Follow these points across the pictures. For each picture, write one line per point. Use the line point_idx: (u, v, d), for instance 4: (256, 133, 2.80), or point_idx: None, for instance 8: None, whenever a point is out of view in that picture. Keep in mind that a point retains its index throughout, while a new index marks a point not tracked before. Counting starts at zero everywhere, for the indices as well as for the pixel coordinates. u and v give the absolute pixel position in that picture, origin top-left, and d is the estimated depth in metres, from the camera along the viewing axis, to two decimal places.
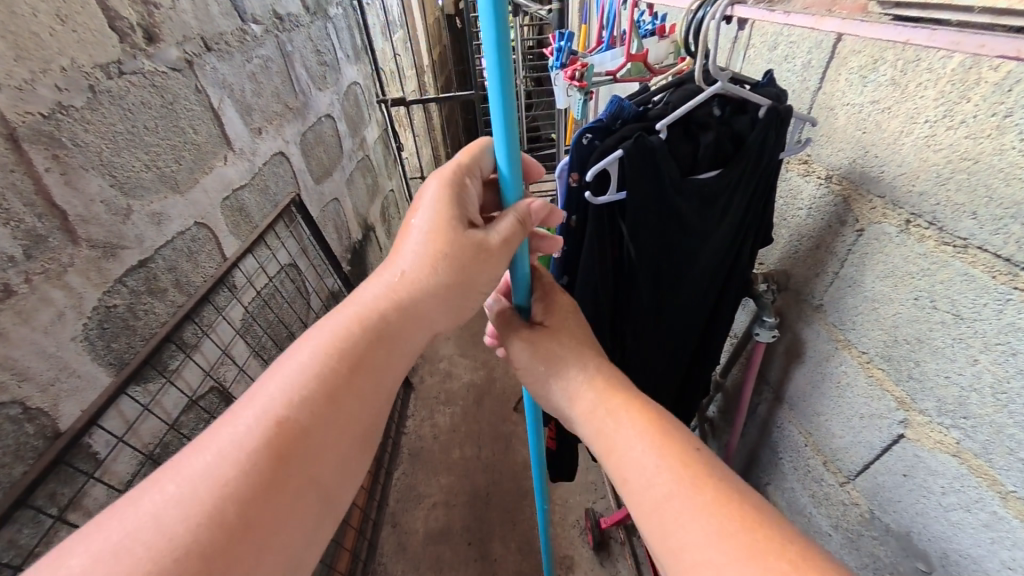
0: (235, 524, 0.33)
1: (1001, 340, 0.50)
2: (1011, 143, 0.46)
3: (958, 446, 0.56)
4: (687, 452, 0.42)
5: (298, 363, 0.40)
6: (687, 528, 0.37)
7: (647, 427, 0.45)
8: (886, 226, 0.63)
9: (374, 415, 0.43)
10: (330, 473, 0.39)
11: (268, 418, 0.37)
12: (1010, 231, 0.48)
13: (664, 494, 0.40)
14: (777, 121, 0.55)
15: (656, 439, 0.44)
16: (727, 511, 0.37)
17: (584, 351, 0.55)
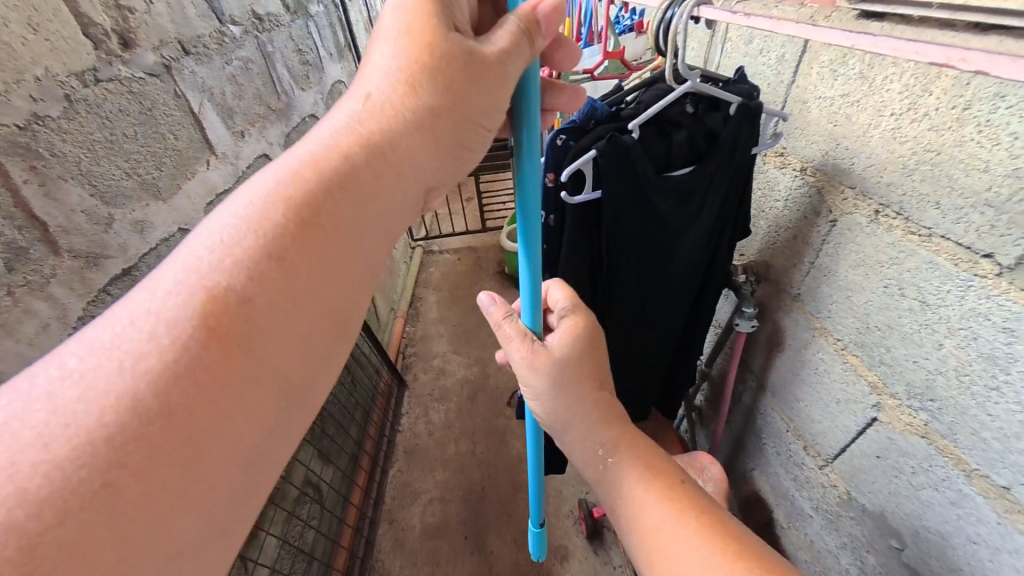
0: (156, 405, 0.27)
1: (963, 325, 0.52)
2: (970, 135, 0.48)
3: (927, 427, 0.58)
4: (679, 492, 0.44)
5: (231, 227, 0.34)
6: (680, 548, 0.40)
7: (643, 468, 0.47)
8: (858, 216, 0.64)
9: (344, 281, 0.36)
10: (290, 350, 0.33)
11: (192, 288, 0.31)
12: (970, 220, 0.50)
13: (658, 525, 0.42)
14: (749, 117, 0.56)
15: (654, 483, 0.45)
16: (719, 544, 0.39)
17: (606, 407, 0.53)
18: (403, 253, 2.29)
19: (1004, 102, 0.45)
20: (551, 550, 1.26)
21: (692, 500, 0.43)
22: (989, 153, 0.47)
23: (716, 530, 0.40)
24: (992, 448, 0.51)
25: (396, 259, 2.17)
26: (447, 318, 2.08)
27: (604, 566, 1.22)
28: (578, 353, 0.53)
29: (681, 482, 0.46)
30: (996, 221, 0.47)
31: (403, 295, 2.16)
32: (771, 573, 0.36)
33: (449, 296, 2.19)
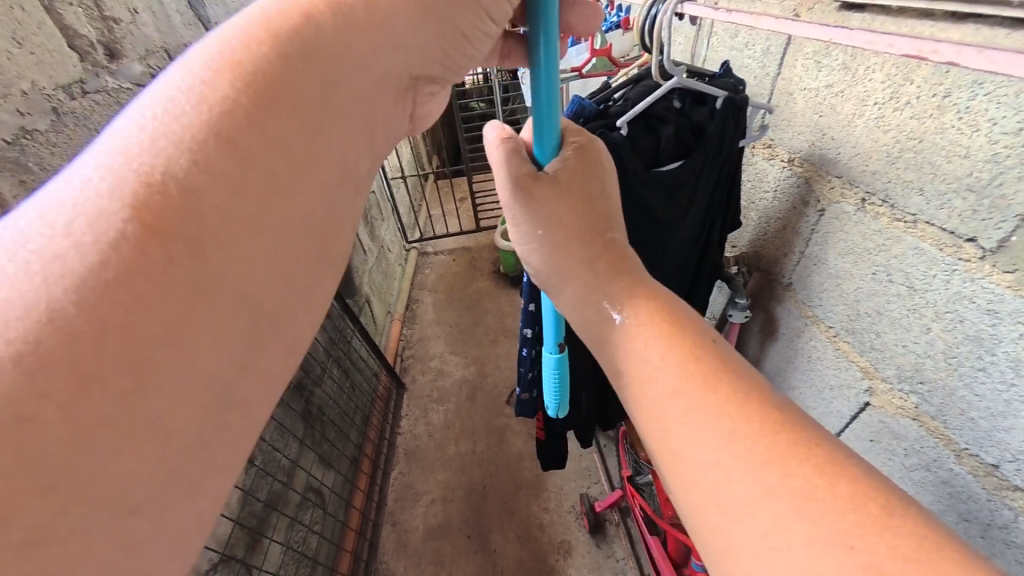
0: (83, 320, 0.21)
1: (950, 308, 0.53)
2: (951, 122, 0.49)
3: (917, 410, 0.60)
4: (703, 360, 0.33)
5: (160, 107, 0.26)
6: (700, 422, 0.30)
7: (659, 326, 0.37)
8: (845, 205, 0.65)
9: (313, 177, 0.30)
10: (253, 256, 0.26)
11: (120, 178, 0.24)
12: (953, 206, 0.51)
13: (670, 394, 0.32)
14: (735, 110, 0.57)
15: (668, 345, 0.35)
16: (750, 413, 0.29)
17: (600, 233, 0.45)
18: (397, 255, 2.29)
19: (981, 90, 0.46)
20: (553, 546, 1.27)
21: (736, 387, 0.31)
22: (969, 139, 0.48)
23: (749, 405, 0.30)
24: (979, 427, 0.52)
25: (390, 261, 2.17)
26: (443, 319, 2.08)
27: (607, 559, 1.23)
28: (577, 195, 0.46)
29: (710, 347, 0.35)
30: (977, 205, 0.49)
31: (399, 297, 2.16)
32: (817, 449, 0.27)
33: (444, 297, 2.19)
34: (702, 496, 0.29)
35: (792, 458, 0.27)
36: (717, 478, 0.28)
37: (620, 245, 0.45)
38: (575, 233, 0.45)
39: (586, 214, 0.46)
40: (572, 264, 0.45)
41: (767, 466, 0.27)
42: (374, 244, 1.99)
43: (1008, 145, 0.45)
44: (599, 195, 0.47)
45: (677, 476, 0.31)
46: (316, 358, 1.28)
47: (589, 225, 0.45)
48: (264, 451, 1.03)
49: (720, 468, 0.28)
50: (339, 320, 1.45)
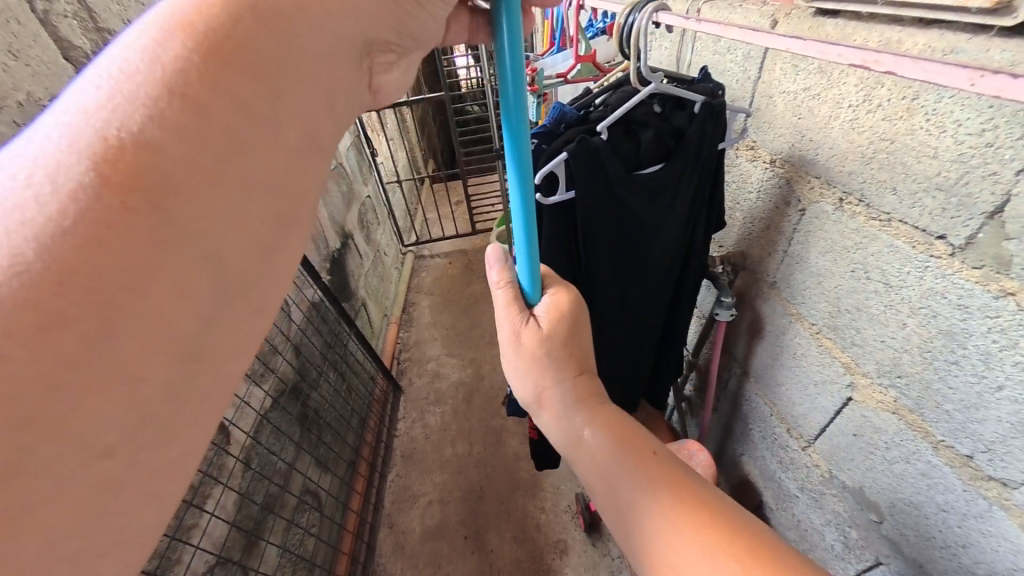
0: (42, 269, 0.23)
1: (924, 304, 0.55)
2: (920, 124, 0.51)
3: (897, 404, 0.61)
4: (652, 466, 0.43)
5: (117, 66, 0.27)
6: (652, 515, 0.40)
7: (613, 436, 0.47)
8: (824, 204, 0.67)
9: (272, 142, 0.31)
10: (211, 212, 0.28)
11: (80, 133, 0.26)
12: (924, 204, 0.52)
13: (632, 498, 0.42)
14: (713, 114, 0.59)
15: (625, 459, 0.44)
16: (685, 504, 0.39)
17: (581, 372, 0.54)
18: (393, 259, 2.30)
19: (946, 92, 0.47)
20: (550, 545, 1.28)
21: (664, 467, 0.43)
22: (938, 140, 0.49)
23: (686, 498, 0.39)
24: (954, 419, 0.54)
25: (386, 265, 2.19)
26: (440, 321, 2.09)
27: (602, 558, 1.24)
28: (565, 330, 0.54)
29: (653, 455, 0.44)
30: (946, 204, 0.50)
31: (396, 300, 2.17)
32: (736, 534, 0.36)
33: (441, 300, 2.21)
34: (664, 574, 0.38)
35: (719, 540, 0.36)
36: (668, 563, 0.37)
37: (595, 384, 0.53)
38: (561, 377, 0.52)
39: (570, 356, 0.53)
40: (557, 396, 0.52)
41: (701, 551, 0.36)
42: (370, 248, 2.01)
43: (973, 146, 0.46)
44: (582, 347, 0.55)
45: (648, 562, 0.40)
46: (312, 362, 1.30)
47: (573, 366, 0.53)
48: (260, 454, 1.04)
49: (669, 550, 0.38)
50: (335, 324, 1.46)
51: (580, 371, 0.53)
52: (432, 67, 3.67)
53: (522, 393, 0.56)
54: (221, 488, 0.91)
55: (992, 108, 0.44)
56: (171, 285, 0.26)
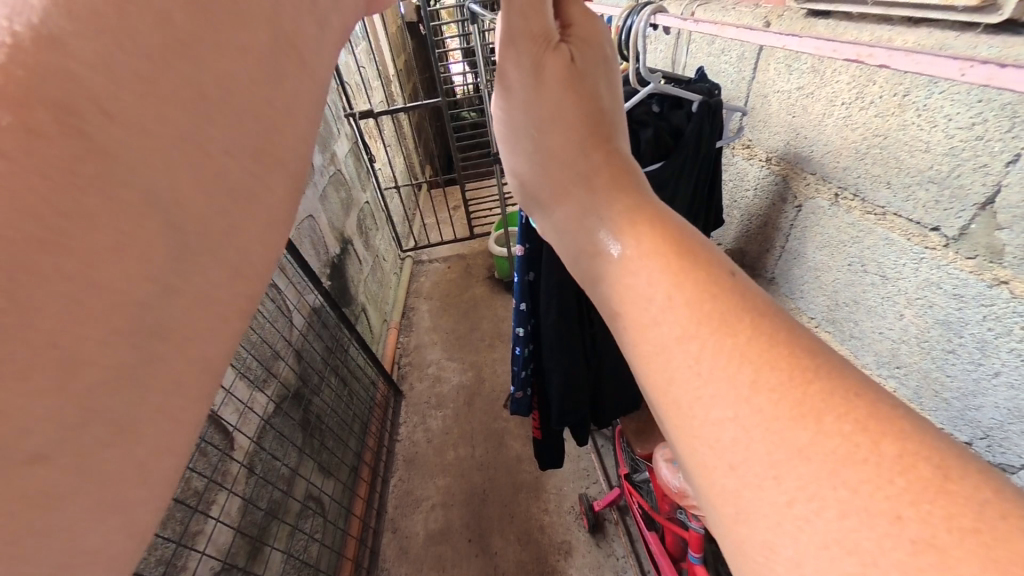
0: None
1: (920, 294, 0.56)
2: (911, 119, 0.52)
3: (895, 394, 0.62)
4: (725, 297, 0.23)
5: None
6: (712, 364, 0.21)
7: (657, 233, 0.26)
8: (820, 200, 0.68)
9: None
10: None
11: None
12: (917, 197, 0.54)
13: (678, 342, 0.22)
14: (710, 113, 0.60)
15: (680, 279, 0.24)
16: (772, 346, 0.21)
17: (604, 134, 0.34)
18: (392, 264, 2.32)
19: (937, 88, 0.49)
20: (554, 546, 1.28)
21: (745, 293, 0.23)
22: (928, 134, 0.51)
23: (775, 343, 0.21)
24: (952, 407, 0.55)
25: (385, 270, 2.19)
26: (440, 325, 2.10)
27: (607, 558, 1.23)
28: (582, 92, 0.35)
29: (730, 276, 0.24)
30: (939, 196, 0.51)
31: (395, 305, 2.18)
32: (856, 398, 0.19)
33: (440, 304, 2.21)
34: (704, 457, 0.21)
35: (832, 409, 0.19)
36: (722, 440, 0.20)
37: (629, 160, 0.33)
38: (572, 138, 0.33)
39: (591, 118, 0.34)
40: (561, 165, 0.33)
41: (799, 428, 0.19)
42: (369, 253, 2.02)
43: (963, 139, 0.48)
44: (606, 104, 0.36)
45: (678, 432, 0.22)
46: (314, 367, 1.30)
47: (591, 121, 0.34)
48: (264, 460, 1.03)
49: (735, 424, 0.20)
50: (336, 328, 1.46)
51: (605, 135, 0.34)
52: (426, 73, 3.70)
53: (520, 173, 0.38)
54: (225, 494, 0.90)
55: (981, 102, 0.45)
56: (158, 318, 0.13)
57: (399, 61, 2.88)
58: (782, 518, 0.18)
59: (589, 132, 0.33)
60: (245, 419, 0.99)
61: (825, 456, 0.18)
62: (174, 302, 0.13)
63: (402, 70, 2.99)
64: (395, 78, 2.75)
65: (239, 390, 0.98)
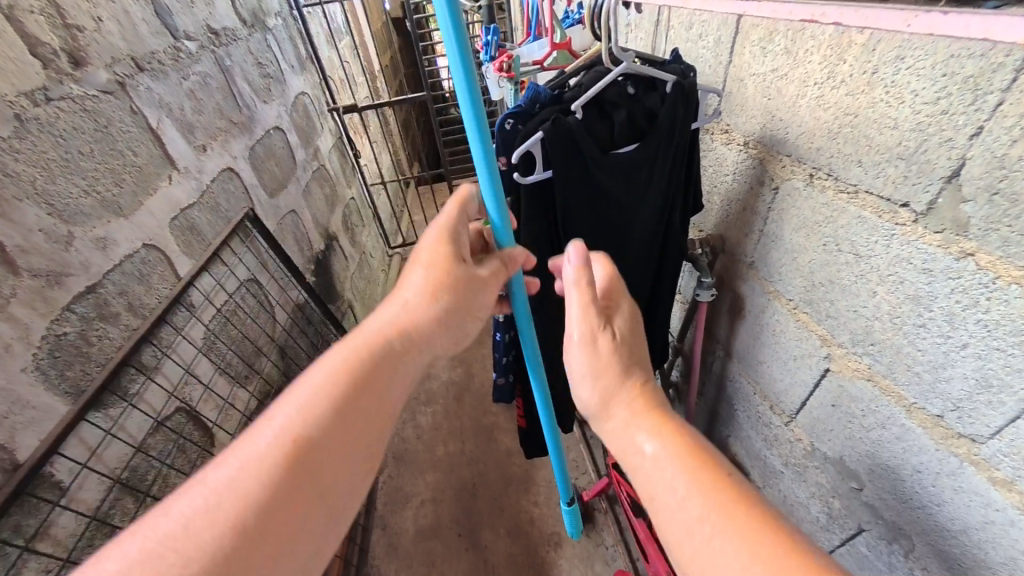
0: (251, 498, 0.39)
1: (892, 271, 0.56)
2: (880, 97, 0.53)
3: (871, 370, 0.62)
4: (743, 514, 0.36)
5: (284, 422, 0.43)
6: (669, 482, 0.41)
7: (659, 421, 0.47)
8: (795, 181, 0.69)
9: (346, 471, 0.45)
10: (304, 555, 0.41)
11: (273, 436, 0.42)
12: (887, 173, 0.54)
13: (680, 505, 0.39)
14: (684, 95, 0.59)
15: (697, 485, 0.39)
16: (709, 477, 0.39)
17: (637, 373, 0.53)
18: (379, 261, 2.31)
19: (903, 64, 0.49)
20: (544, 538, 1.28)
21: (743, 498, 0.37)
22: (897, 111, 0.51)
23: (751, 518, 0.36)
24: (924, 380, 0.55)
25: (373, 268, 2.18)
26: None
27: (597, 548, 1.23)
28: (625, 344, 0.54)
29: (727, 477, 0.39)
30: (907, 171, 0.52)
31: (383, 303, 2.16)
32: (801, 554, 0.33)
33: None
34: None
35: (737, 530, 0.35)
36: (647, 468, 0.44)
37: (653, 392, 0.51)
38: (612, 385, 0.52)
39: (623, 366, 0.52)
40: (619, 396, 0.51)
41: (692, 496, 0.39)
42: (356, 250, 2.00)
43: (930, 114, 0.48)
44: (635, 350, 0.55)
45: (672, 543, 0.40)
46: (298, 365, 1.30)
47: (628, 368, 0.53)
48: None
49: (666, 482, 0.41)
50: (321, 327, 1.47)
51: (637, 369, 0.53)
52: (414, 70, 3.69)
53: (582, 396, 0.55)
54: None
55: (945, 76, 0.46)
56: (280, 538, 0.39)
57: (384, 58, 2.87)
58: None
59: (629, 385, 0.51)
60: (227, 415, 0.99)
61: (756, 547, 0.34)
62: (286, 538, 0.39)
63: (388, 67, 2.99)
64: (380, 76, 2.75)
65: (218, 386, 0.99)
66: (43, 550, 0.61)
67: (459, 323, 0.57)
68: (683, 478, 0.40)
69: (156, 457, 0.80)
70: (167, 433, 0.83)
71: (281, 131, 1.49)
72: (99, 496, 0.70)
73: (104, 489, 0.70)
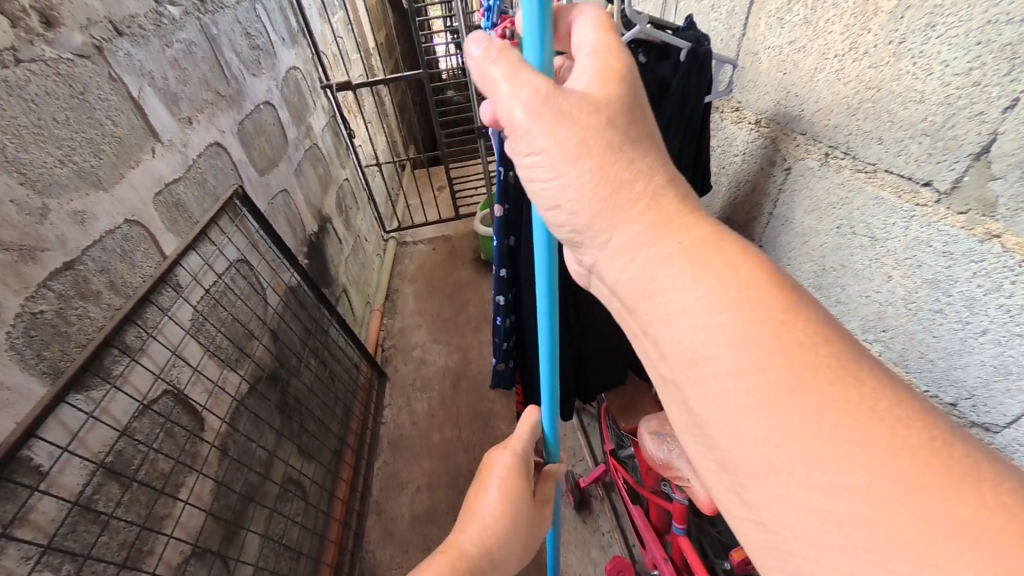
0: None
1: (908, 255, 0.54)
2: (906, 68, 0.50)
3: (881, 358, 0.61)
4: (824, 365, 0.28)
5: None
6: (717, 329, 0.30)
7: (706, 249, 0.33)
8: (809, 161, 0.66)
9: None
10: None
11: None
12: (909, 151, 0.52)
13: (736, 357, 0.29)
14: (698, 64, 0.56)
15: (765, 331, 0.29)
16: (796, 325, 0.29)
17: (641, 147, 0.37)
18: (375, 246, 2.27)
19: (933, 32, 0.46)
20: None
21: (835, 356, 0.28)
22: (923, 84, 0.48)
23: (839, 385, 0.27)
24: (938, 367, 0.54)
25: (368, 252, 2.14)
26: (425, 308, 2.07)
27: (593, 534, 1.24)
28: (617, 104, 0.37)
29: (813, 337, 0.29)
30: (932, 148, 0.49)
31: (378, 288, 2.13)
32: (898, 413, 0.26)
33: (425, 287, 2.18)
34: (738, 431, 0.29)
35: (834, 395, 0.27)
36: (691, 324, 0.31)
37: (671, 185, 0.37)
38: (625, 189, 0.36)
39: (608, 108, 0.37)
40: (626, 191, 0.36)
41: (770, 357, 0.28)
42: (350, 234, 1.96)
43: (960, 86, 0.45)
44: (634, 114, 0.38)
45: (702, 393, 0.31)
46: (291, 349, 1.28)
47: (631, 142, 0.37)
48: (238, 442, 0.99)
49: (729, 337, 0.30)
50: (314, 312, 1.44)
51: (631, 115, 0.38)
52: (410, 47, 3.57)
53: (565, 203, 0.38)
54: (195, 476, 0.86)
55: (980, 44, 0.43)
56: None
57: (379, 35, 2.77)
58: (809, 489, 0.26)
59: (626, 153, 0.36)
60: (217, 399, 0.96)
61: (851, 421, 0.26)
62: None
63: (383, 46, 2.90)
64: (374, 54, 2.67)
65: (209, 369, 0.96)
66: (23, 536, 0.58)
67: (535, 522, 0.68)
68: (758, 328, 0.29)
69: (143, 442, 0.77)
70: (154, 417, 0.80)
71: (271, 107, 1.43)
72: (82, 480, 0.67)
73: (87, 473, 0.67)
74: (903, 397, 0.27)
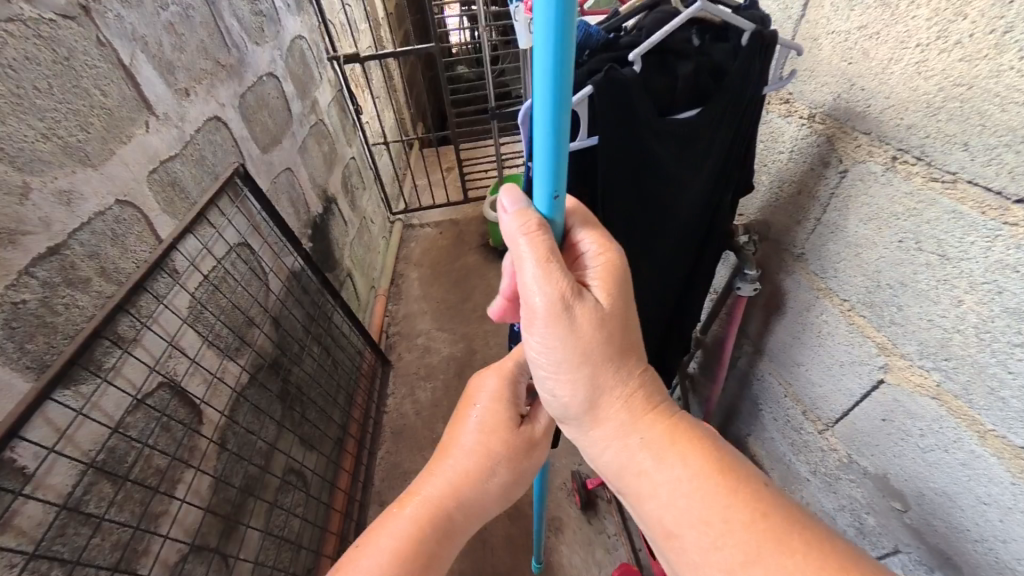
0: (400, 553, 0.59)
1: (988, 279, 0.48)
2: (1010, 63, 0.42)
3: (939, 388, 0.55)
4: (757, 525, 0.41)
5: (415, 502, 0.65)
6: (675, 507, 0.45)
7: (662, 443, 0.47)
8: (872, 164, 0.59)
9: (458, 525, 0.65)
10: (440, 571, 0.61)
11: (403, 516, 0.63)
12: (1003, 161, 0.45)
13: (693, 530, 0.43)
14: (761, 48, 0.49)
15: (708, 510, 0.42)
16: (735, 502, 0.42)
17: (628, 356, 0.50)
18: (380, 227, 2.20)
19: None
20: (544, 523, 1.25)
21: (765, 517, 0.41)
22: None
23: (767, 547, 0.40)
24: (1011, 407, 0.48)
25: (373, 234, 2.07)
26: (430, 294, 2.02)
27: (598, 536, 1.21)
28: (609, 317, 0.48)
29: (749, 502, 0.42)
30: None
31: (384, 272, 2.08)
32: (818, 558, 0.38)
33: (430, 272, 2.13)
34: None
35: (766, 554, 0.39)
36: (659, 505, 0.46)
37: (641, 377, 0.51)
38: (609, 403, 0.50)
39: (604, 323, 0.48)
40: (611, 396, 0.50)
41: (721, 533, 0.42)
42: (355, 215, 1.89)
43: None
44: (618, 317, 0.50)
45: (676, 554, 0.46)
46: (293, 337, 1.24)
47: (618, 355, 0.49)
48: (238, 434, 0.96)
49: (689, 515, 0.44)
50: (317, 297, 1.39)
51: (619, 322, 0.49)
52: (422, 17, 3.41)
53: (565, 398, 0.52)
54: (193, 472, 0.83)
55: None
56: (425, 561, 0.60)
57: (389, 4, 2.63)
58: None
59: (616, 362, 0.49)
60: (216, 390, 0.92)
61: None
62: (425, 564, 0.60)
63: (393, 15, 2.76)
64: (384, 25, 2.54)
65: (207, 359, 0.91)
66: (6, 542, 0.55)
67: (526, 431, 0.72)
68: (705, 510, 0.43)
69: (137, 437, 0.73)
70: (149, 411, 0.76)
71: (275, 79, 1.35)
72: (72, 480, 0.63)
73: (77, 473, 0.64)
74: (816, 542, 0.39)
